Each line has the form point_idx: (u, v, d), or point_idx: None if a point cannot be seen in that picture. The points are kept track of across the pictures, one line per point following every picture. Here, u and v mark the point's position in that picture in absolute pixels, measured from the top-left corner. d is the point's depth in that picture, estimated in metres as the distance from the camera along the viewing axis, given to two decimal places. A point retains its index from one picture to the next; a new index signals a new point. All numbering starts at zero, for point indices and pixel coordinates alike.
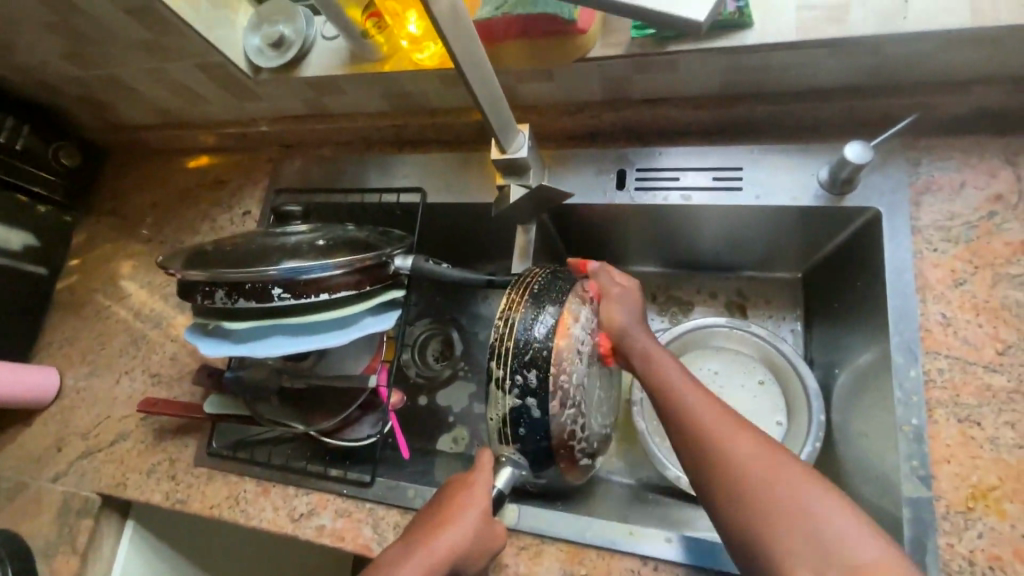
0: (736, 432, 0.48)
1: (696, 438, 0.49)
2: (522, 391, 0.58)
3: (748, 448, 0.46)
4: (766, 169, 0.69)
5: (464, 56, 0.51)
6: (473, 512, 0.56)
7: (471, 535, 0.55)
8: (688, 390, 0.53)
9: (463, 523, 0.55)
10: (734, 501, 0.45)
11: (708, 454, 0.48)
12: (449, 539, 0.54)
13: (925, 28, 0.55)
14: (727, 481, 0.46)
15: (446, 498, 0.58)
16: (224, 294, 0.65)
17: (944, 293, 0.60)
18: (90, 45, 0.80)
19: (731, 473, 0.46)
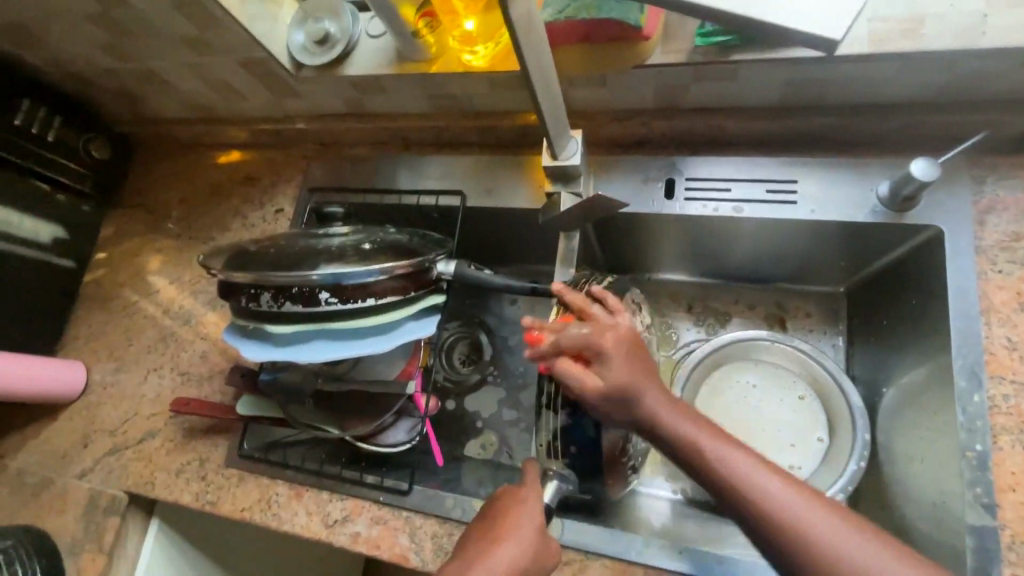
0: (779, 484, 0.44)
1: (749, 507, 0.44)
2: (572, 408, 0.62)
3: (790, 497, 0.44)
4: (821, 181, 0.67)
5: (531, 60, 0.50)
6: (529, 524, 0.55)
7: (530, 552, 0.53)
8: (713, 445, 0.48)
9: (521, 538, 0.54)
10: (802, 573, 0.42)
11: (762, 524, 0.44)
12: (508, 554, 0.52)
13: (1005, 44, 0.53)
14: (779, 541, 0.43)
15: (500, 513, 0.56)
16: (270, 296, 0.63)
17: (1009, 316, 0.58)
18: (131, 38, 0.79)
19: (782, 531, 0.43)
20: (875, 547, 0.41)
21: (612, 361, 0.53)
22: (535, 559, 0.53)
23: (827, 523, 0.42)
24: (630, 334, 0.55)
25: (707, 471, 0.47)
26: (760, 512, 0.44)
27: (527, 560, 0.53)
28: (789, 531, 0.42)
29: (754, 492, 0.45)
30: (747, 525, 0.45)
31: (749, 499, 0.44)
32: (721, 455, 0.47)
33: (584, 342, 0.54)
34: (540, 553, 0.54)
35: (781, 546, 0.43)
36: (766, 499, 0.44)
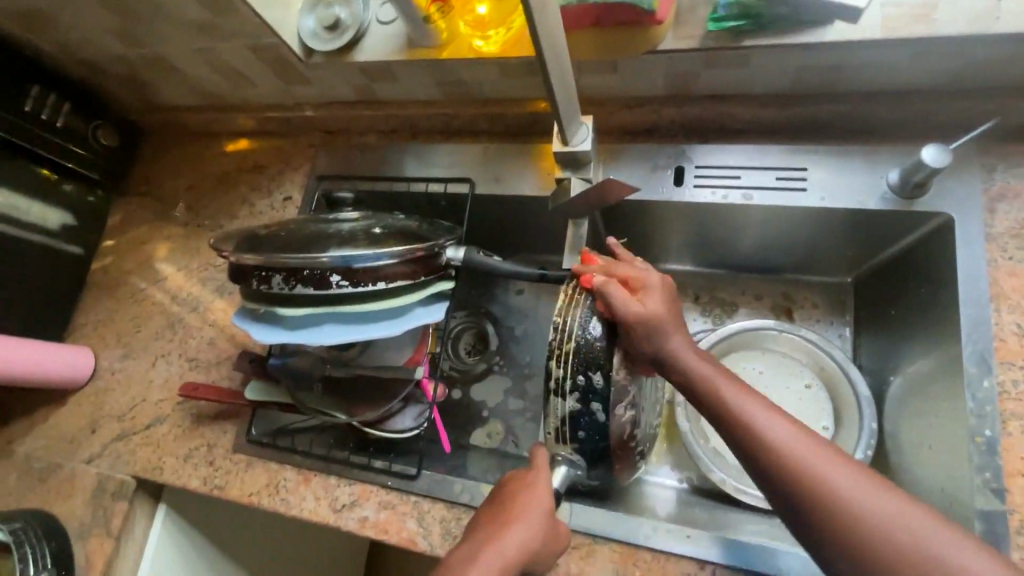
0: (780, 422, 0.47)
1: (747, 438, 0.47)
2: (582, 393, 0.59)
3: (788, 433, 0.46)
4: (832, 169, 0.67)
5: (546, 42, 0.50)
6: (537, 509, 0.55)
7: (542, 538, 0.54)
8: (724, 385, 0.51)
9: (534, 523, 0.54)
10: (790, 499, 0.44)
11: (756, 452, 0.46)
12: (522, 538, 0.53)
13: (1018, 29, 0.53)
14: (769, 467, 0.45)
15: (512, 496, 0.57)
16: (281, 279, 0.63)
17: (1019, 303, 0.58)
18: (141, 24, 0.79)
19: (773, 459, 0.45)
20: (863, 481, 0.42)
21: (652, 296, 0.57)
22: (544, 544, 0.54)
23: (821, 459, 0.44)
24: (671, 291, 0.60)
25: (715, 407, 0.50)
26: (766, 450, 0.46)
27: (537, 544, 0.54)
28: (781, 460, 0.45)
29: (754, 424, 0.47)
30: (748, 461, 0.47)
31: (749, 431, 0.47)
32: (731, 398, 0.50)
33: (631, 274, 0.59)
34: (549, 539, 0.55)
35: (775, 479, 0.45)
36: (768, 437, 0.46)
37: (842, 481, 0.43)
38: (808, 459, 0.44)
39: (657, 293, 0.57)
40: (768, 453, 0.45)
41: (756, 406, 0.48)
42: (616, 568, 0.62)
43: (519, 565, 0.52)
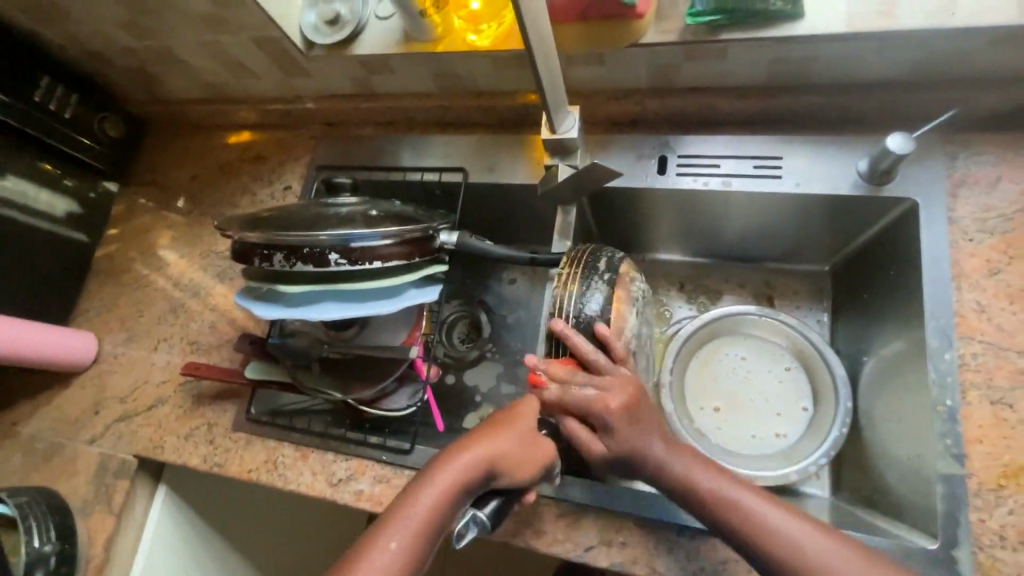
0: (794, 520, 0.50)
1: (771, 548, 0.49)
2: None
3: (805, 532, 0.49)
4: (805, 158, 0.71)
5: (533, 33, 0.54)
6: (520, 425, 0.57)
7: (523, 452, 0.56)
8: (725, 486, 0.53)
9: (516, 437, 0.56)
10: None
11: (786, 564, 0.48)
12: (501, 448, 0.55)
13: (972, 24, 0.57)
14: None
15: (502, 415, 0.58)
16: (283, 257, 0.66)
17: (979, 282, 0.62)
18: (150, 18, 0.82)
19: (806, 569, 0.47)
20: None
21: (616, 423, 0.56)
22: (525, 459, 0.56)
23: (843, 558, 0.47)
24: (633, 392, 0.58)
25: (728, 516, 0.51)
26: (791, 560, 0.48)
27: (517, 459, 0.55)
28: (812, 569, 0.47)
29: (773, 531, 0.49)
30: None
31: (771, 540, 0.49)
32: (736, 500, 0.51)
33: (591, 399, 0.56)
34: (532, 455, 0.56)
35: None
36: (793, 544, 0.48)
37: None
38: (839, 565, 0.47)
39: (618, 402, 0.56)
40: (801, 564, 0.47)
41: (773, 512, 0.50)
42: (600, 536, 0.65)
43: (494, 471, 0.54)
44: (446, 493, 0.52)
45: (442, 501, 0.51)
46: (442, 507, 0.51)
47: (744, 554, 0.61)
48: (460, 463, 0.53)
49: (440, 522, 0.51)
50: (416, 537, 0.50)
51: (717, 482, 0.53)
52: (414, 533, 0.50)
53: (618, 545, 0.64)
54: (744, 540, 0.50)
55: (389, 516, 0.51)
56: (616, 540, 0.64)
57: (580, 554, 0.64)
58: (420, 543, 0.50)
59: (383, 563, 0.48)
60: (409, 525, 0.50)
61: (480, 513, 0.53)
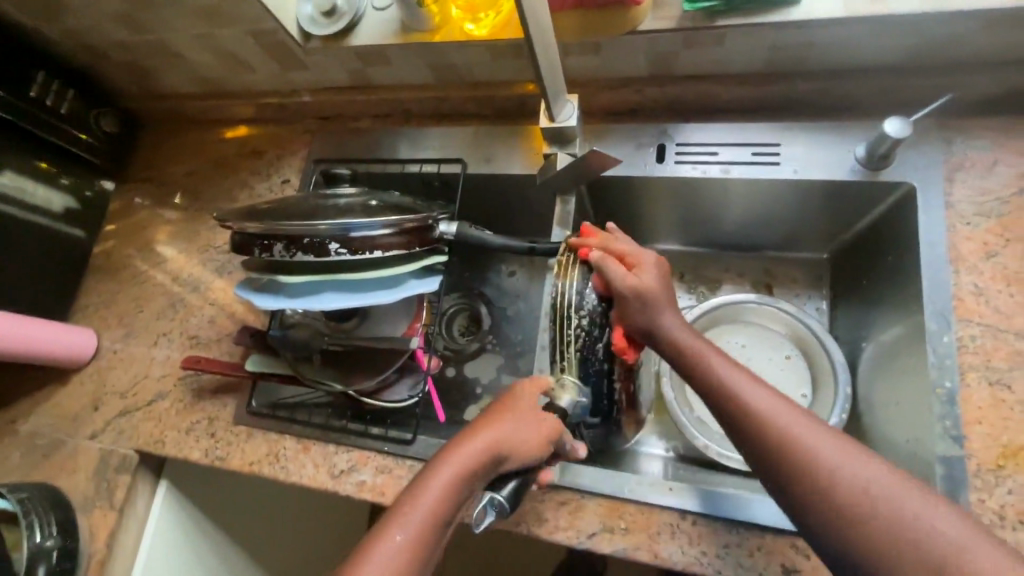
0: (773, 397, 0.48)
1: (739, 414, 0.49)
2: (586, 341, 0.64)
3: (778, 405, 0.47)
4: (803, 145, 0.71)
5: (532, 22, 0.54)
6: (520, 410, 0.58)
7: (525, 437, 0.56)
8: (717, 361, 0.53)
9: (519, 422, 0.57)
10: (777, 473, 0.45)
11: (749, 427, 0.47)
12: (504, 434, 0.55)
13: (967, 8, 0.58)
14: (762, 447, 0.46)
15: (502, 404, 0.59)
16: (283, 247, 0.66)
17: (976, 265, 0.62)
18: (145, 10, 0.82)
19: (767, 433, 0.46)
20: (852, 454, 0.43)
21: (647, 272, 0.61)
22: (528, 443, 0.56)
23: (809, 432, 0.45)
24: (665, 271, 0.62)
25: (709, 387, 0.52)
26: (755, 425, 0.47)
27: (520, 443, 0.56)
28: (772, 433, 0.46)
29: (745, 400, 0.49)
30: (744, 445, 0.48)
31: (740, 407, 0.49)
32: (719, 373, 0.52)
33: (628, 252, 0.63)
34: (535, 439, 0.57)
35: (770, 456, 0.46)
36: (760, 412, 0.47)
37: (843, 460, 0.43)
38: (802, 435, 0.45)
39: (651, 261, 0.62)
40: (763, 427, 0.47)
41: (770, 401, 0.48)
42: (602, 522, 0.65)
43: (499, 456, 0.54)
44: (452, 483, 0.51)
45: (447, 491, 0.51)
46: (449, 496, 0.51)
47: (745, 538, 0.61)
48: (462, 452, 0.53)
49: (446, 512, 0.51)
50: (424, 530, 0.49)
51: (712, 355, 0.54)
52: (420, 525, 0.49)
53: (621, 531, 0.64)
54: (727, 414, 0.50)
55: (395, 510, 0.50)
56: (618, 526, 0.64)
57: (582, 541, 0.64)
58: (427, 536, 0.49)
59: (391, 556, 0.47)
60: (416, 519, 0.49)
61: (497, 497, 0.54)
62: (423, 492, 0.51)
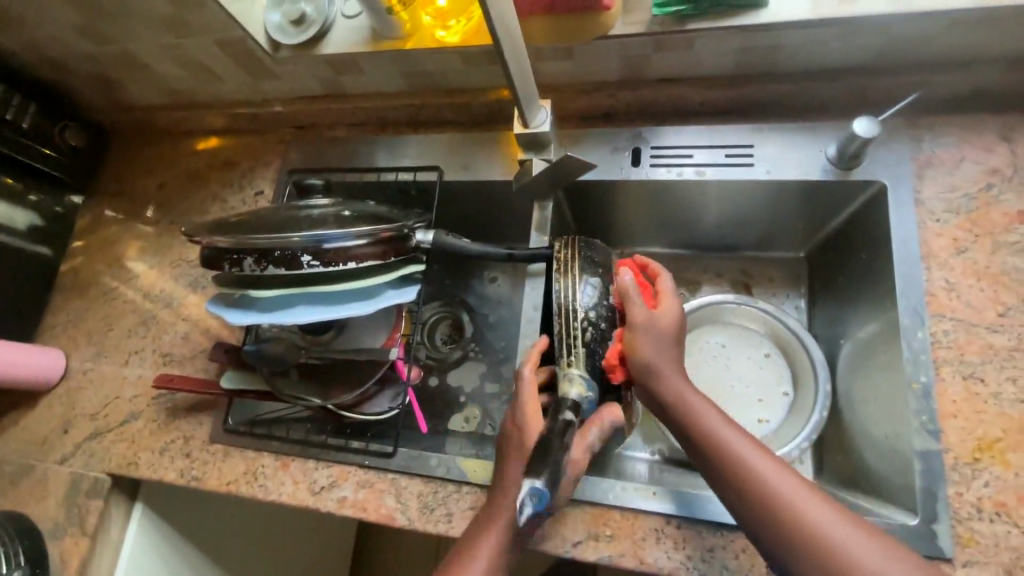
0: (760, 452, 0.50)
1: (729, 469, 0.49)
2: (593, 336, 0.63)
3: (767, 463, 0.49)
4: (775, 146, 0.72)
5: (501, 28, 0.54)
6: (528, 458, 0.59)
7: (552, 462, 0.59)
8: (705, 409, 0.54)
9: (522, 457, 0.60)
10: (764, 530, 0.46)
11: (739, 481, 0.49)
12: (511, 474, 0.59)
13: (929, 8, 0.59)
14: (751, 503, 0.47)
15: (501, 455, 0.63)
16: (253, 261, 0.65)
17: (947, 260, 0.63)
18: (108, 21, 0.80)
19: (756, 491, 0.47)
20: (835, 516, 0.45)
21: (668, 308, 0.61)
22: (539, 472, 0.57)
23: (797, 492, 0.46)
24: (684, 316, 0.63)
25: (697, 437, 0.53)
26: (746, 481, 0.48)
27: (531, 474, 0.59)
28: (761, 490, 0.47)
29: (735, 455, 0.50)
30: (731, 498, 0.49)
31: (730, 461, 0.50)
32: (707, 423, 0.53)
33: (660, 287, 0.63)
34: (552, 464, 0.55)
35: (760, 512, 0.47)
36: (750, 469, 0.49)
37: (829, 523, 0.44)
38: (790, 495, 0.46)
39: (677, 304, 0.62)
40: (752, 484, 0.48)
41: (768, 464, 0.49)
42: (587, 530, 0.64)
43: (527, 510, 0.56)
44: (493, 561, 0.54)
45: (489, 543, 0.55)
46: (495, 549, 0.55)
47: (730, 540, 0.61)
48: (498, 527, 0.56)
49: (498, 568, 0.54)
50: None
51: (700, 402, 0.54)
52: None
53: (606, 538, 0.63)
54: (715, 466, 0.50)
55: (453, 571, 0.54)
56: (604, 533, 0.64)
57: (568, 550, 0.64)
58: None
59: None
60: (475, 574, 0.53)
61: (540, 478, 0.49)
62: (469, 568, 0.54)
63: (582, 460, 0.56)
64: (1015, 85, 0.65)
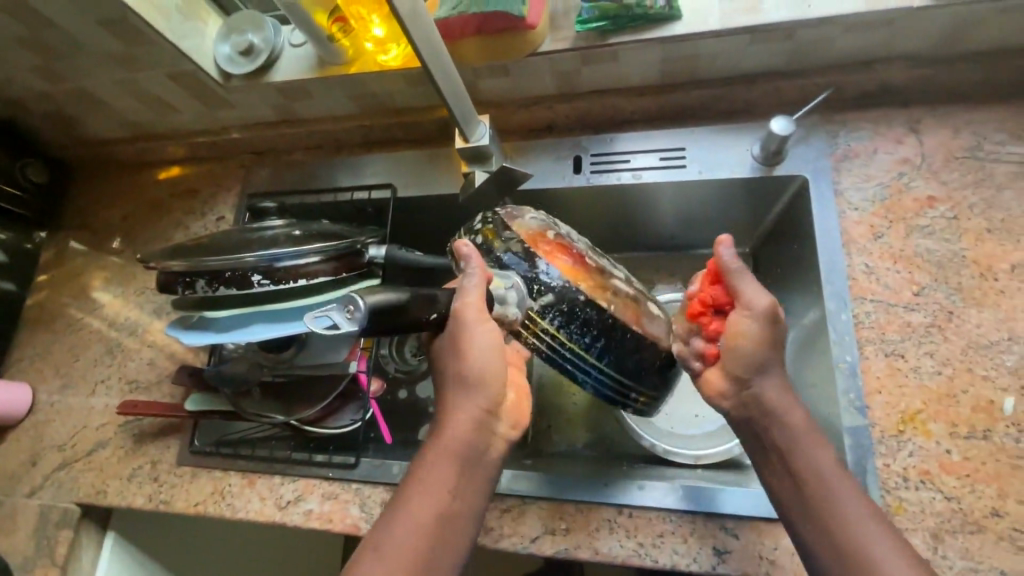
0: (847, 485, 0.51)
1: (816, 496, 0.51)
2: (486, 247, 0.64)
3: (851, 498, 0.50)
4: (705, 147, 0.76)
5: (427, 52, 0.57)
6: (459, 398, 0.58)
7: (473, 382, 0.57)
8: (811, 439, 0.54)
9: (446, 374, 0.58)
10: (823, 549, 0.49)
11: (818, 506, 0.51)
12: (442, 402, 0.58)
13: (828, 13, 0.63)
14: (823, 527, 0.50)
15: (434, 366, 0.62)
16: (205, 283, 0.68)
17: (865, 246, 0.67)
18: (61, 61, 0.82)
19: (832, 519, 0.50)
20: (894, 556, 0.47)
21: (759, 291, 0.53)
22: (459, 371, 0.57)
23: (867, 528, 0.48)
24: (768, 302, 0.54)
25: (790, 460, 0.53)
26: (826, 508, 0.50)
27: (465, 395, 0.58)
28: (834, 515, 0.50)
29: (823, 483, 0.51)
30: (804, 518, 0.51)
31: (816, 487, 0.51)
32: (806, 450, 0.53)
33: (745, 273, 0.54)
34: (451, 345, 0.56)
35: (829, 537, 0.49)
36: (830, 496, 0.51)
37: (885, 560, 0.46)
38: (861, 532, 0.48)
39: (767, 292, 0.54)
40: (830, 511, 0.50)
41: (853, 498, 0.50)
42: (544, 525, 0.66)
43: (458, 453, 0.56)
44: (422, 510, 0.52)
45: (419, 483, 0.54)
46: (448, 473, 0.55)
47: (679, 525, 0.63)
48: (430, 473, 0.54)
49: (430, 508, 0.53)
50: (414, 555, 0.50)
51: (804, 431, 0.54)
52: (408, 526, 0.51)
53: (562, 531, 0.66)
54: (800, 487, 0.52)
55: (380, 529, 0.52)
56: (560, 527, 0.66)
57: (526, 545, 0.66)
58: (438, 519, 0.53)
59: (405, 540, 0.51)
60: (402, 527, 0.51)
61: (435, 311, 0.54)
62: (396, 521, 0.52)
63: (466, 304, 0.55)
64: (916, 81, 0.70)
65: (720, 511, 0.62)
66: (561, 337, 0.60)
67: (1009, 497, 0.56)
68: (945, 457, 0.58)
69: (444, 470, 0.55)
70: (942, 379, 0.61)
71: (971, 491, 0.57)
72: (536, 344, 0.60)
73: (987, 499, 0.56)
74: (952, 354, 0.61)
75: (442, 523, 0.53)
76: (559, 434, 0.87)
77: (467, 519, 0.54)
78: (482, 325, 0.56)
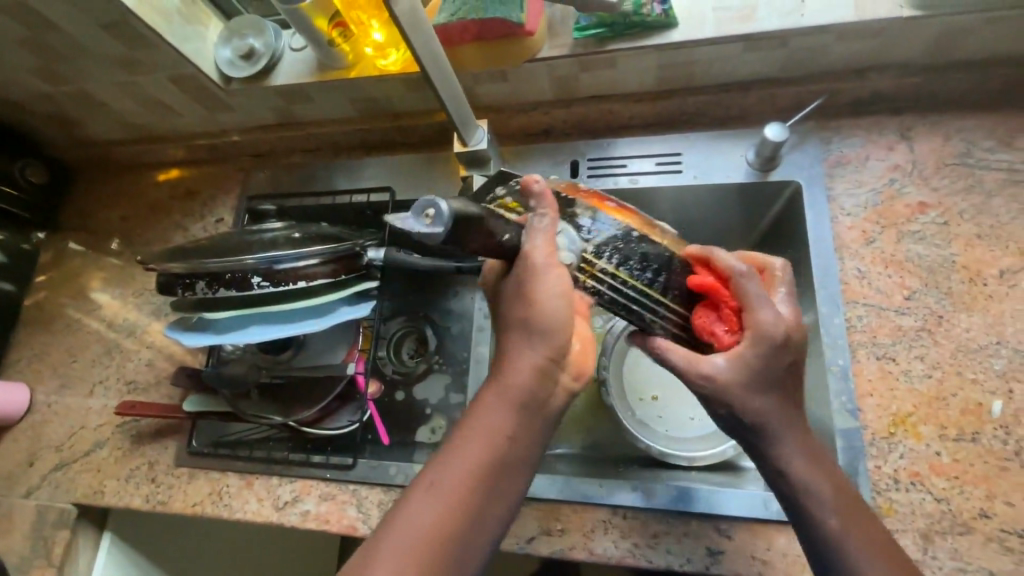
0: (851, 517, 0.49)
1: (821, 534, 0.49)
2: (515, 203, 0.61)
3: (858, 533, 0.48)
4: (702, 152, 0.77)
5: (427, 56, 0.58)
6: (523, 344, 0.54)
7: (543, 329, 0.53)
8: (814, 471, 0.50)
9: (511, 318, 0.54)
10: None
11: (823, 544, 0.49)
12: (503, 345, 0.55)
13: (820, 23, 0.64)
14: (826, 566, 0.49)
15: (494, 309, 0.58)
16: (205, 284, 0.68)
17: (858, 251, 0.68)
18: (61, 62, 0.83)
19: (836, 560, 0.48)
20: None
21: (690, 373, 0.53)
22: (526, 318, 0.53)
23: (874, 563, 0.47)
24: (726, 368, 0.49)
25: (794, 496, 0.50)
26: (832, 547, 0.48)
27: (530, 342, 0.53)
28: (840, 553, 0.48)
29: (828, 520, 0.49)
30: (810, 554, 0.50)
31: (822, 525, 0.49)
32: (808, 485, 0.49)
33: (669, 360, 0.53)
34: (519, 288, 0.52)
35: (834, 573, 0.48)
36: (836, 535, 0.48)
37: None
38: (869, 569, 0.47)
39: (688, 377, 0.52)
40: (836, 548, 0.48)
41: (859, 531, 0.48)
42: (540, 526, 0.67)
43: (514, 401, 0.52)
44: (476, 455, 0.50)
45: (476, 423, 0.52)
46: (501, 422, 0.51)
47: (673, 526, 0.64)
48: (485, 420, 0.52)
49: (487, 455, 0.50)
50: (464, 499, 0.49)
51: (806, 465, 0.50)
52: (464, 466, 0.50)
53: (557, 532, 0.66)
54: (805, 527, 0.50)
55: (430, 472, 0.51)
56: (555, 528, 0.66)
57: (523, 545, 0.66)
58: (488, 468, 0.50)
59: (455, 486, 0.49)
60: (455, 470, 0.50)
61: (507, 235, 0.51)
62: (449, 464, 0.50)
63: (536, 247, 0.52)
64: (907, 89, 0.71)
65: (715, 513, 0.63)
66: (622, 275, 0.58)
67: (998, 498, 0.56)
68: (934, 459, 0.59)
69: (505, 417, 0.52)
70: (932, 382, 0.62)
71: (959, 492, 0.58)
72: (596, 288, 0.58)
73: (976, 500, 0.57)
74: (942, 358, 0.62)
75: (495, 471, 0.50)
76: (556, 435, 0.87)
77: (523, 467, 0.52)
78: (555, 272, 0.52)
